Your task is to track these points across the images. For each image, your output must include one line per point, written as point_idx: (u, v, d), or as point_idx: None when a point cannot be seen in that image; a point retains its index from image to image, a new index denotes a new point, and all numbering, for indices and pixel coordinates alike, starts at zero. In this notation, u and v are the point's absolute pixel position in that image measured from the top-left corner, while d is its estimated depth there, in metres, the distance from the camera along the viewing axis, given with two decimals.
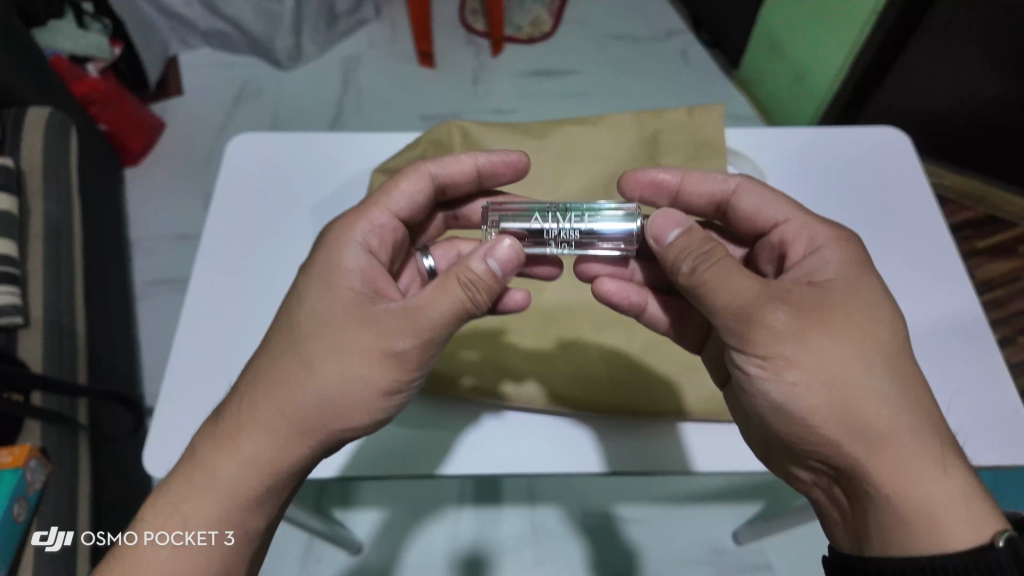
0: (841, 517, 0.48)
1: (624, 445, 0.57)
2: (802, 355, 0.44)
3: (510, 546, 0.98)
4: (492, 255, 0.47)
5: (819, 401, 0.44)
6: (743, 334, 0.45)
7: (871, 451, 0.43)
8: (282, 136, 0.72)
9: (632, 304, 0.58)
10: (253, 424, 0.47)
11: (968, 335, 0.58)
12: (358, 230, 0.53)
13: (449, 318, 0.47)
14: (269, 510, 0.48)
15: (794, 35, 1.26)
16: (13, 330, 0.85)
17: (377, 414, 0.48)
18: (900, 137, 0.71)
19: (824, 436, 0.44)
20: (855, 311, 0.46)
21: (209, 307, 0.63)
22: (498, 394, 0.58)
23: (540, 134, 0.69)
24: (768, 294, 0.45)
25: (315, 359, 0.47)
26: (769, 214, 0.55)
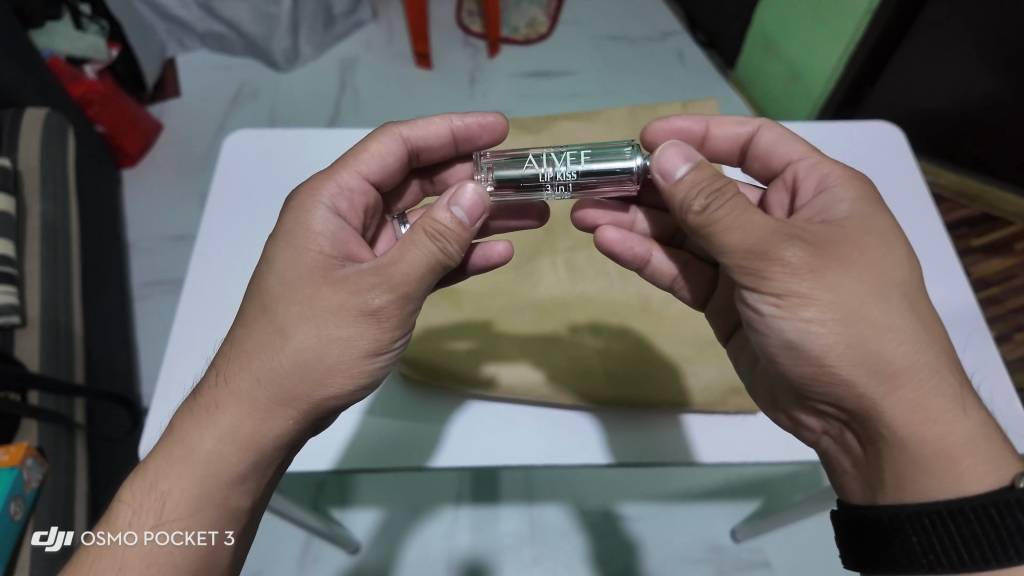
0: (853, 465, 0.48)
1: (624, 435, 0.57)
2: (817, 291, 0.44)
3: (507, 546, 0.98)
4: (456, 203, 0.48)
5: (836, 338, 0.43)
6: (757, 273, 0.45)
7: (886, 391, 0.43)
8: (274, 135, 0.73)
9: (636, 255, 0.58)
10: (230, 396, 0.47)
11: (962, 328, 0.59)
12: (325, 194, 0.54)
13: (422, 271, 0.47)
14: (252, 488, 0.47)
15: (789, 34, 1.26)
16: (11, 329, 0.85)
17: (358, 378, 0.48)
18: (893, 131, 0.71)
19: (840, 376, 0.44)
20: (872, 244, 0.46)
21: (205, 302, 0.63)
22: (499, 387, 0.58)
23: (536, 128, 0.70)
24: (784, 231, 0.45)
25: (287, 323, 0.47)
26: (782, 152, 0.57)
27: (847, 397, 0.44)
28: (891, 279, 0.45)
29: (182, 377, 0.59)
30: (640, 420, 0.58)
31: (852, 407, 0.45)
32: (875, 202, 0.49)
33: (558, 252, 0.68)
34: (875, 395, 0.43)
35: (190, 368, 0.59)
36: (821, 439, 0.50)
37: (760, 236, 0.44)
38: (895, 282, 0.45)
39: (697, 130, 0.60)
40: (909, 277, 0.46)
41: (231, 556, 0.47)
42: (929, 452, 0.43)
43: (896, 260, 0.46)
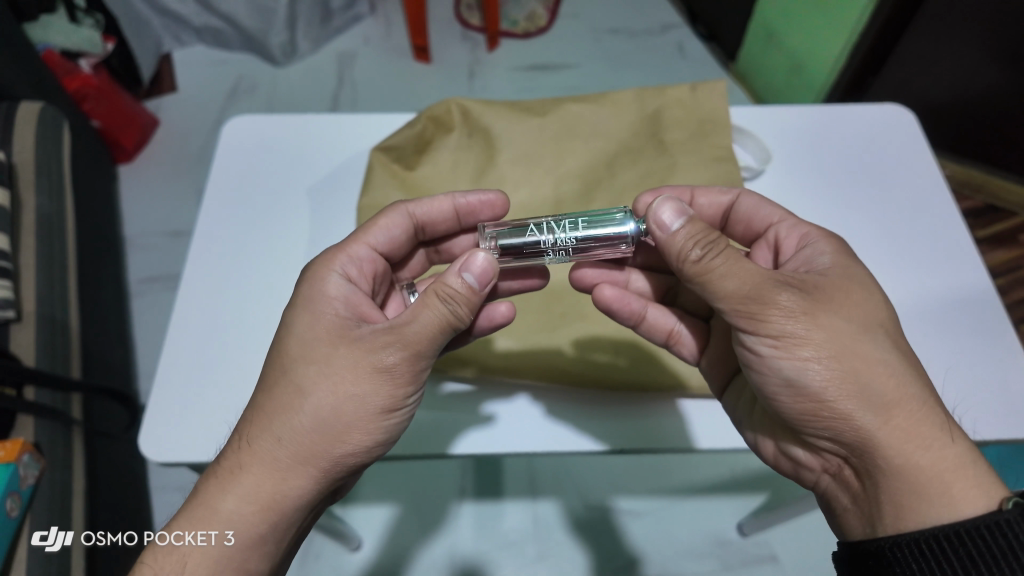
0: (851, 500, 0.46)
1: (625, 422, 0.56)
2: (812, 331, 0.44)
3: (511, 540, 0.97)
4: (467, 269, 0.47)
5: (832, 374, 0.43)
6: (751, 317, 0.44)
7: (880, 419, 0.42)
8: (270, 121, 0.72)
9: (631, 313, 0.55)
10: (252, 459, 0.45)
11: (980, 311, 0.57)
12: (337, 263, 0.52)
13: (434, 334, 0.46)
14: (271, 549, 0.45)
15: (791, 26, 1.25)
16: (6, 324, 0.83)
17: (376, 436, 0.47)
18: (907, 117, 0.70)
19: (839, 410, 0.43)
20: (854, 288, 0.46)
21: (206, 291, 0.61)
22: (503, 371, 0.57)
23: (541, 112, 0.68)
24: (773, 280, 0.45)
25: (306, 381, 0.46)
26: (764, 214, 0.55)
27: (843, 431, 0.43)
28: (874, 321, 0.45)
29: (183, 366, 0.57)
30: (644, 407, 0.57)
31: (852, 442, 0.43)
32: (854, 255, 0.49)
33: None
34: (871, 426, 0.42)
35: (191, 358, 0.57)
36: (824, 485, 0.48)
37: (745, 288, 0.45)
38: (880, 322, 0.45)
39: (683, 197, 0.58)
40: (891, 318, 0.46)
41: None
42: (927, 479, 0.41)
43: (880, 304, 0.46)
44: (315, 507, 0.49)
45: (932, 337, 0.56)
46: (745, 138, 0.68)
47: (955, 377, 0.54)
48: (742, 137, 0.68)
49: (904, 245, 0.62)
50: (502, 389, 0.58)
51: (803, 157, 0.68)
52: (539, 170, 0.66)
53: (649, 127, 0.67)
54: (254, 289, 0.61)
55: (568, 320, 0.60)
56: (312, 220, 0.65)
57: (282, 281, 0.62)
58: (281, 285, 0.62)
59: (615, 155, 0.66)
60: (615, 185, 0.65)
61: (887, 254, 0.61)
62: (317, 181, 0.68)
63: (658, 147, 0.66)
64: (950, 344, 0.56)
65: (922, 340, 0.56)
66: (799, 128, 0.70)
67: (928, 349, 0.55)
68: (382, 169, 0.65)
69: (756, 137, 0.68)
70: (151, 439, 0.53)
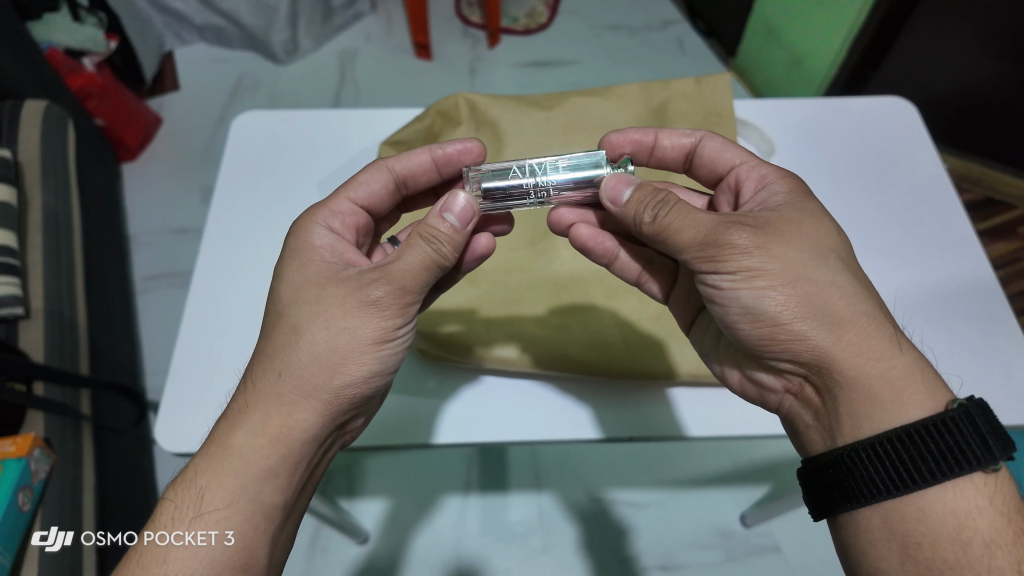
0: (814, 417, 0.46)
1: (611, 409, 0.56)
2: (768, 263, 0.44)
3: (518, 533, 0.98)
4: (449, 210, 0.48)
5: (787, 299, 0.43)
6: (713, 258, 0.45)
7: (832, 333, 0.43)
8: (276, 114, 0.72)
9: (602, 249, 0.56)
10: (259, 396, 0.46)
11: (984, 294, 0.58)
12: (320, 217, 0.53)
13: (419, 270, 0.47)
14: (286, 483, 0.45)
15: (790, 20, 1.26)
16: (14, 320, 0.83)
17: (371, 368, 0.47)
18: (905, 106, 0.71)
19: (795, 330, 0.44)
20: (807, 220, 0.47)
21: (217, 282, 0.62)
22: (505, 358, 0.56)
23: (547, 105, 0.69)
24: (726, 221, 0.46)
25: (300, 320, 0.47)
26: (726, 158, 0.56)
27: (799, 352, 0.44)
28: (826, 246, 0.45)
29: (194, 355, 0.58)
30: (624, 388, 0.57)
31: (807, 360, 0.44)
32: (810, 193, 0.49)
33: None
34: (824, 343, 0.43)
35: (203, 346, 0.58)
36: (784, 406, 0.49)
37: (704, 232, 0.45)
38: (832, 248, 0.46)
39: (646, 140, 0.58)
40: (843, 244, 0.46)
41: (269, 556, 0.44)
42: (877, 386, 0.42)
43: (831, 232, 0.46)
44: (325, 451, 0.49)
45: (929, 320, 0.57)
46: (750, 130, 0.70)
47: (961, 364, 0.55)
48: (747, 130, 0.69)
49: (906, 230, 0.63)
50: (498, 379, 0.58)
51: (806, 146, 0.68)
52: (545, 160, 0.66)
53: (656, 119, 0.67)
54: (265, 280, 0.62)
55: (575, 309, 0.60)
56: None
57: None
58: None
59: None
60: None
61: (892, 240, 0.62)
62: (326, 175, 0.68)
63: None
64: (952, 329, 0.56)
65: (923, 324, 0.57)
66: (799, 114, 0.71)
67: (933, 327, 0.57)
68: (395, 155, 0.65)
69: (760, 129, 0.69)
70: (165, 425, 0.54)
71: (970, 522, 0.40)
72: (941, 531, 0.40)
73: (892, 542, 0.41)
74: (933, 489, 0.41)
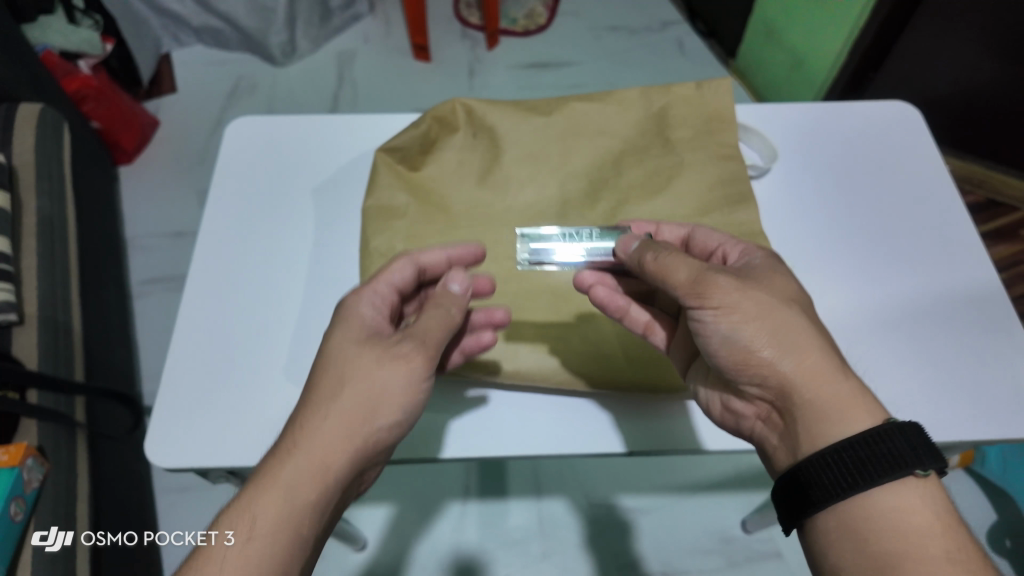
0: (780, 439, 0.45)
1: (624, 423, 0.51)
2: (744, 300, 0.44)
3: (517, 538, 0.97)
4: (451, 281, 0.49)
5: (761, 330, 0.43)
6: (699, 294, 0.44)
7: (798, 362, 0.43)
8: (274, 120, 0.70)
9: (613, 307, 0.50)
10: (305, 436, 0.44)
11: (992, 303, 0.57)
12: (363, 299, 0.49)
13: (441, 333, 0.47)
14: (313, 530, 0.43)
15: (792, 21, 1.25)
16: (8, 327, 0.82)
17: (403, 417, 0.46)
18: (909, 111, 0.70)
19: (765, 358, 0.43)
20: (778, 273, 0.47)
21: (210, 290, 0.59)
22: (505, 372, 0.50)
23: (546, 110, 0.61)
24: (711, 266, 0.46)
25: (345, 369, 0.46)
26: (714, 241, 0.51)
27: (766, 377, 0.44)
28: (789, 290, 0.46)
29: (186, 366, 0.55)
30: (633, 401, 0.53)
31: (774, 386, 0.44)
32: None
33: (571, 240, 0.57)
34: (788, 370, 0.43)
35: (197, 359, 0.55)
36: (755, 434, 0.47)
37: (691, 273, 0.45)
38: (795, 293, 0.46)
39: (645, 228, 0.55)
40: None
41: None
42: (828, 406, 0.42)
43: None
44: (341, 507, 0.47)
45: (937, 329, 0.56)
46: (751, 136, 0.66)
47: (970, 374, 0.54)
48: (748, 135, 0.66)
49: (911, 238, 0.62)
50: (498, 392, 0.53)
51: (808, 153, 0.67)
52: (544, 169, 0.59)
53: (655, 126, 0.60)
54: (261, 290, 0.59)
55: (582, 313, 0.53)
56: (320, 221, 0.63)
57: (288, 282, 0.60)
58: (288, 285, 0.59)
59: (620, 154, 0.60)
60: (621, 186, 0.59)
61: (898, 248, 0.61)
62: (323, 183, 0.66)
63: (664, 146, 0.59)
64: (959, 339, 0.55)
65: (928, 335, 0.55)
66: (801, 122, 0.70)
67: (939, 338, 0.55)
68: (387, 170, 0.58)
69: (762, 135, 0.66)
70: (156, 442, 0.51)
71: (905, 518, 0.39)
72: (884, 531, 0.39)
73: (845, 541, 0.40)
74: (940, 509, 0.39)
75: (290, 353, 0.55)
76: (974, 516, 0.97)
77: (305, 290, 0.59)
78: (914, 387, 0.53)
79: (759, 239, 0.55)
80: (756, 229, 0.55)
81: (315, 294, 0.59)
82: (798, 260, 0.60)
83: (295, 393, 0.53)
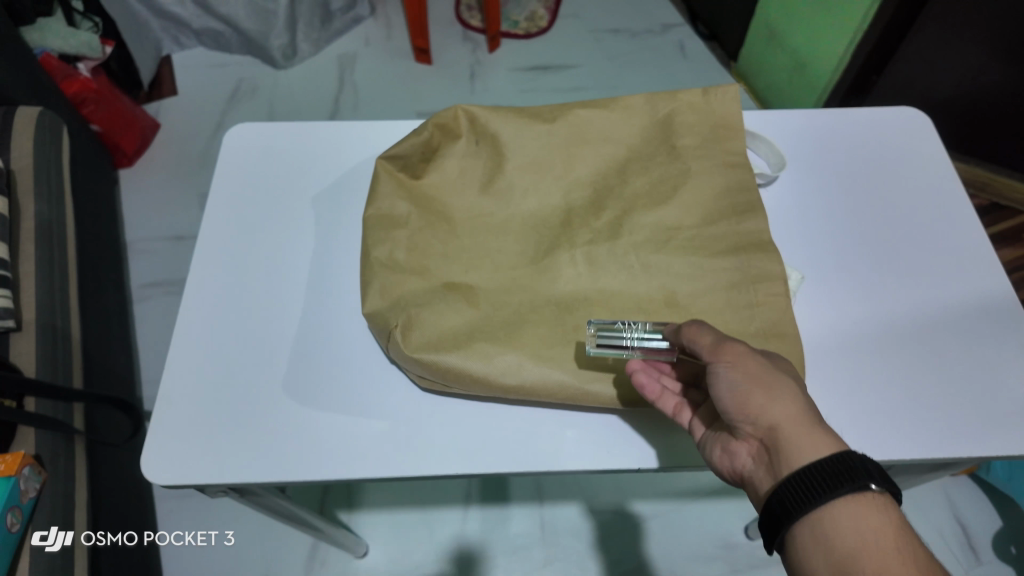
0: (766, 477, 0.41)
1: (626, 437, 0.51)
2: (742, 354, 0.44)
3: (518, 545, 0.96)
4: None
5: (752, 373, 0.43)
6: (709, 346, 0.44)
7: (782, 400, 0.42)
8: (274, 126, 0.69)
9: (649, 393, 0.47)
10: None
11: (1004, 316, 0.56)
12: None
13: None
14: None
15: (796, 24, 1.24)
16: (6, 334, 0.82)
17: None
18: (919, 117, 0.69)
19: (755, 399, 0.42)
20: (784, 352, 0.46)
21: (208, 301, 0.58)
22: (512, 390, 0.49)
23: (550, 117, 0.59)
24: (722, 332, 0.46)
25: None
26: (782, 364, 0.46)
27: (756, 416, 0.42)
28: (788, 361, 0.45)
29: (185, 381, 0.54)
30: (634, 415, 0.52)
31: (763, 424, 0.42)
32: None
33: (576, 247, 0.55)
34: (775, 409, 0.41)
35: (195, 372, 0.54)
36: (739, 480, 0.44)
37: (713, 337, 0.45)
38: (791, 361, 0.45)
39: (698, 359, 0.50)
40: None
41: None
42: (803, 434, 0.40)
43: None
44: None
45: (948, 341, 0.55)
46: (759, 142, 0.63)
47: (981, 387, 0.53)
48: (755, 142, 0.63)
49: (922, 248, 0.61)
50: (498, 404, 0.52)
51: (817, 161, 0.66)
52: (547, 178, 0.58)
53: (660, 134, 0.59)
54: (261, 301, 0.58)
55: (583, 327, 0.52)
56: (320, 230, 0.62)
57: (289, 293, 0.59)
58: (288, 296, 0.58)
59: (625, 163, 0.59)
60: (626, 195, 0.58)
61: (909, 259, 0.60)
62: (323, 191, 0.65)
63: (669, 154, 0.58)
64: (971, 351, 0.54)
65: (940, 346, 0.55)
66: (809, 128, 0.69)
67: (951, 351, 0.54)
68: (388, 179, 0.57)
69: (769, 141, 0.63)
70: (153, 459, 0.50)
71: (863, 528, 0.36)
72: (848, 536, 0.36)
73: (820, 557, 0.37)
74: None
75: (289, 367, 0.54)
76: (979, 523, 0.96)
77: (305, 302, 0.58)
78: (927, 399, 0.52)
79: (767, 248, 0.54)
80: (764, 239, 0.55)
81: (316, 305, 0.58)
82: (808, 269, 0.59)
83: (295, 408, 0.52)
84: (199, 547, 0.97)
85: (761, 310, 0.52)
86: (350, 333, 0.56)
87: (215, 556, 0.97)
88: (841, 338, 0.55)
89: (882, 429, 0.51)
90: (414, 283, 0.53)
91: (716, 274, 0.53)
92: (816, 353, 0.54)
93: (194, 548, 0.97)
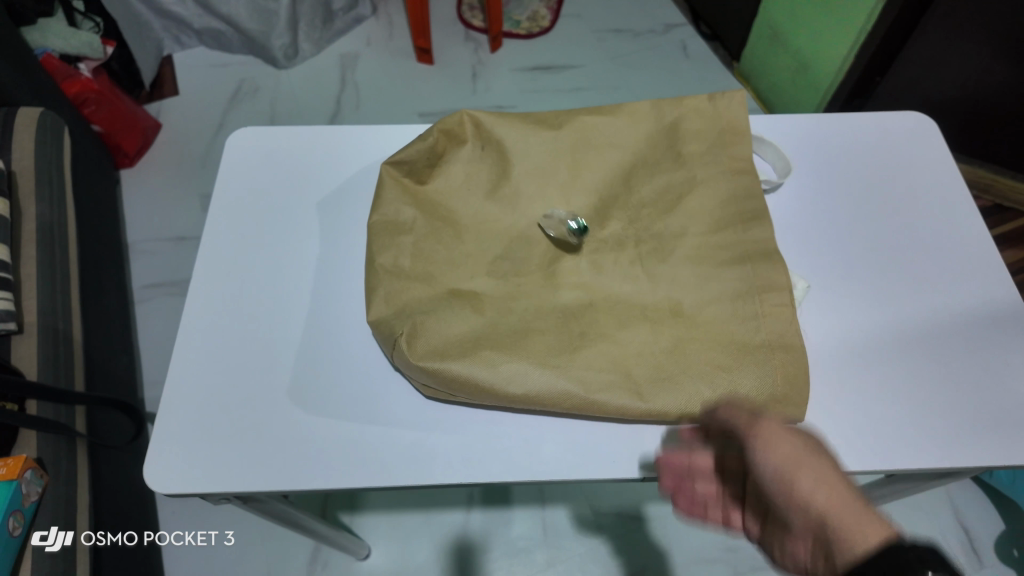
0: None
1: (631, 446, 0.51)
2: (785, 439, 0.39)
3: (521, 548, 0.96)
4: None
5: (790, 457, 0.38)
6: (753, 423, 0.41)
7: (827, 491, 0.36)
8: (278, 131, 0.69)
9: (678, 499, 0.47)
10: None
11: (1011, 323, 0.56)
12: None
13: None
14: None
15: (800, 26, 1.23)
16: (8, 336, 0.81)
17: None
18: (926, 122, 0.69)
19: (795, 489, 0.37)
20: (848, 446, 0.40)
21: (211, 309, 0.58)
22: (518, 397, 0.48)
23: (555, 123, 0.59)
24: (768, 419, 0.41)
25: None
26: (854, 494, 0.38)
27: (800, 506, 0.37)
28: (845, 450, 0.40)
29: (188, 389, 0.53)
30: (638, 424, 0.52)
31: (808, 523, 0.36)
32: None
33: (581, 253, 0.56)
34: (818, 499, 0.36)
35: (198, 379, 0.54)
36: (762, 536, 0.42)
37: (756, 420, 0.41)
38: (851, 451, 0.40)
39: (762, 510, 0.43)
40: None
41: None
42: (850, 526, 0.34)
43: None
44: None
45: (955, 349, 0.55)
46: (765, 147, 0.65)
47: (989, 395, 0.53)
48: (761, 146, 0.65)
49: (929, 254, 0.61)
50: (503, 412, 0.52)
51: (822, 166, 0.66)
52: (552, 184, 0.58)
53: (665, 140, 0.59)
54: (264, 308, 0.58)
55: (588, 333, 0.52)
56: (323, 236, 0.62)
57: (292, 300, 0.58)
58: (292, 304, 0.58)
59: (631, 169, 0.59)
60: (632, 202, 0.58)
61: (916, 265, 0.60)
62: (326, 196, 0.65)
63: (675, 160, 0.58)
64: (979, 359, 0.54)
65: (948, 355, 0.55)
66: (814, 133, 0.69)
67: (958, 358, 0.54)
68: (393, 184, 0.57)
69: (775, 146, 0.64)
70: (156, 467, 0.50)
71: None
72: None
73: None
74: None
75: (293, 375, 0.54)
76: (981, 525, 0.96)
77: (309, 309, 0.58)
78: (936, 409, 0.52)
79: (774, 255, 0.54)
80: (771, 246, 0.54)
81: (320, 313, 0.58)
82: (815, 277, 0.59)
83: (300, 416, 0.52)
84: (200, 547, 0.97)
85: (768, 320, 0.51)
86: (354, 341, 0.56)
87: (216, 556, 0.97)
88: (849, 346, 0.55)
89: (891, 438, 0.51)
90: (419, 291, 0.53)
91: (722, 283, 0.53)
92: (823, 362, 0.54)
93: (194, 548, 0.98)
